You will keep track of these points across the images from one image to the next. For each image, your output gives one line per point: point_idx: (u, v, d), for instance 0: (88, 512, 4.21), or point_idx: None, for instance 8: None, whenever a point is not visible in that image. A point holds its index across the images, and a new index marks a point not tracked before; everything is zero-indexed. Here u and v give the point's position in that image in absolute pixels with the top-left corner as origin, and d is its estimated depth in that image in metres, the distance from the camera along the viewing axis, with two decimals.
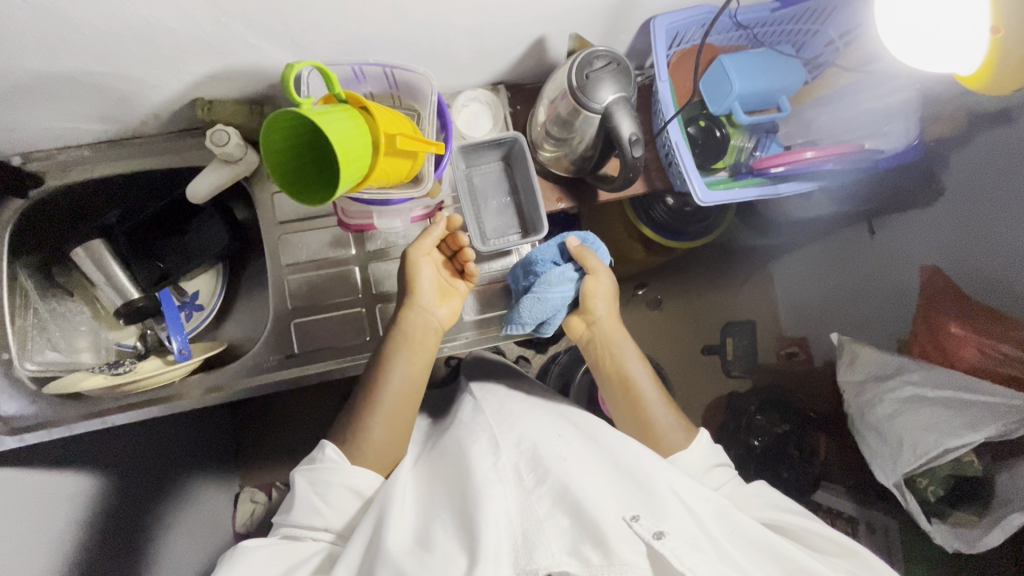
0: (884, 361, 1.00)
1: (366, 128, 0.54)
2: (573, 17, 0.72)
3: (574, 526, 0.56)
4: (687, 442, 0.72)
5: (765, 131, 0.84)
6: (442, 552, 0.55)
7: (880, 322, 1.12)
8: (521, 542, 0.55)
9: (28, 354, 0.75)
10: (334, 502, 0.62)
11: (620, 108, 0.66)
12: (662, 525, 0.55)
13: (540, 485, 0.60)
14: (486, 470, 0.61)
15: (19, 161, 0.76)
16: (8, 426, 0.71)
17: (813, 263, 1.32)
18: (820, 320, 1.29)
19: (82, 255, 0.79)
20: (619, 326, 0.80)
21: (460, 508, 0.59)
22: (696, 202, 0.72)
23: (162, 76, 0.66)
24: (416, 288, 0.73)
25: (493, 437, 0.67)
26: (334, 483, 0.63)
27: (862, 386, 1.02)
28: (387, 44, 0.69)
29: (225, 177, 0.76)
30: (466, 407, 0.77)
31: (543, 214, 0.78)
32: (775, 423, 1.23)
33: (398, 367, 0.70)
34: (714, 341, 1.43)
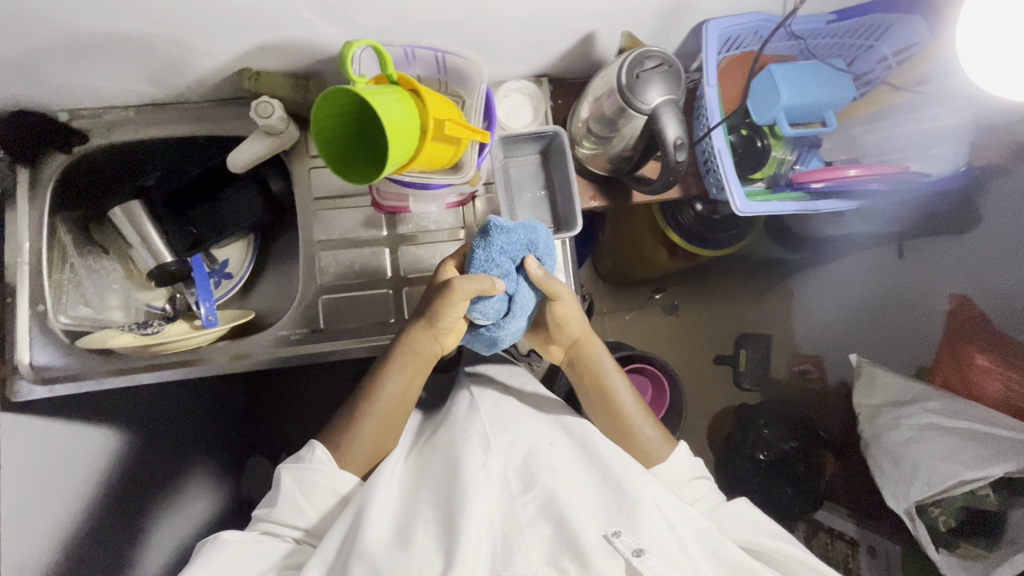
0: (902, 388, 0.99)
1: (416, 111, 0.54)
2: (627, 14, 0.71)
3: (556, 535, 0.57)
4: (668, 453, 0.74)
5: (807, 144, 0.83)
6: (422, 552, 0.56)
7: (895, 346, 1.12)
8: (500, 547, 0.56)
9: (62, 307, 0.77)
10: (313, 500, 0.63)
11: (668, 111, 0.65)
12: (643, 543, 0.57)
13: (528, 490, 0.61)
14: (475, 471, 0.62)
15: (66, 117, 0.77)
16: (37, 374, 0.72)
17: (836, 283, 1.32)
18: (836, 340, 1.29)
19: (118, 215, 0.80)
20: (597, 346, 0.79)
21: (446, 506, 0.60)
22: (734, 211, 0.71)
23: (214, 43, 0.67)
24: (439, 318, 0.68)
25: (483, 434, 0.67)
26: (319, 483, 0.64)
27: (877, 411, 1.03)
28: (439, 27, 0.69)
29: (266, 148, 0.76)
30: (456, 399, 0.77)
31: (577, 211, 0.76)
32: (782, 439, 1.21)
33: (391, 374, 0.71)
34: (727, 351, 1.43)
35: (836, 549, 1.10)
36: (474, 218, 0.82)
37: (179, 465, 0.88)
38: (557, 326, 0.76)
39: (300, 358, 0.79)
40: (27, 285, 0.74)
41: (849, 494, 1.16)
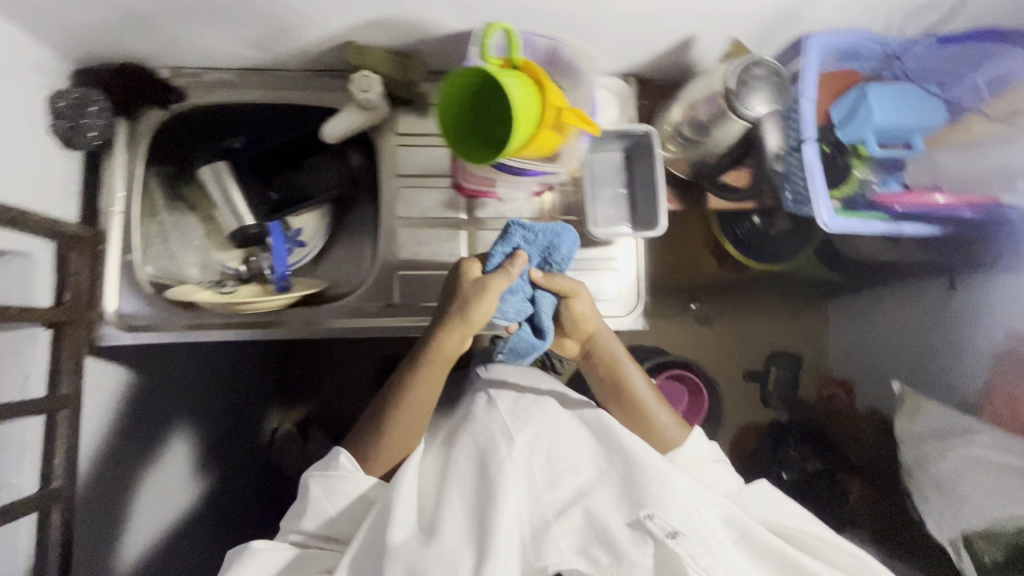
0: (948, 419, 1.00)
1: (537, 99, 0.55)
2: (733, 19, 0.72)
3: (587, 526, 0.59)
4: (684, 438, 0.75)
5: (890, 166, 0.83)
6: (458, 541, 0.57)
7: (942, 376, 1.13)
8: (531, 535, 0.59)
9: (149, 257, 0.80)
10: (339, 505, 0.63)
11: (771, 120, 0.66)
12: (677, 526, 0.58)
13: (553, 480, 0.62)
14: (503, 464, 0.62)
15: (167, 74, 0.79)
16: (123, 321, 0.75)
17: (874, 313, 1.28)
18: (870, 367, 1.28)
19: (206, 175, 0.82)
20: (610, 340, 0.79)
21: (477, 497, 0.60)
22: (820, 226, 0.72)
23: (328, 15, 0.68)
24: (467, 314, 0.68)
25: (500, 425, 0.67)
26: (346, 491, 0.63)
27: (922, 438, 1.03)
28: (547, 16, 0.70)
29: (358, 121, 0.78)
30: (474, 389, 0.76)
31: (662, 212, 0.76)
32: (807, 460, 1.26)
33: (418, 378, 0.70)
34: (758, 367, 1.35)
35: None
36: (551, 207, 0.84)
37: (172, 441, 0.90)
38: (572, 322, 0.76)
39: (370, 330, 0.81)
40: (116, 234, 0.76)
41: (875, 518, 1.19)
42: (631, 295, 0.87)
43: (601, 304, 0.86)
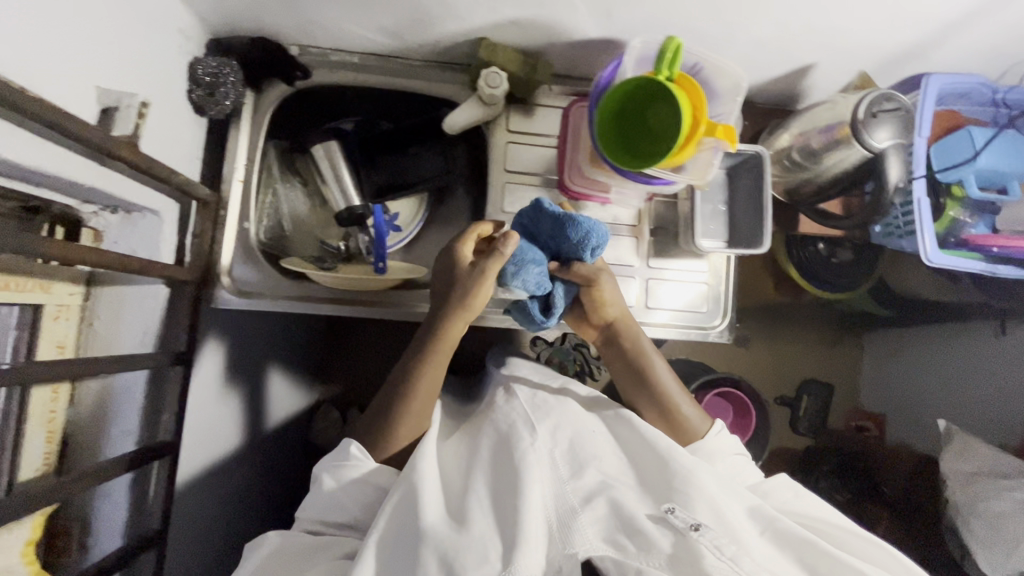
0: (998, 461, 1.02)
1: (695, 114, 0.58)
2: (857, 52, 0.74)
3: (610, 517, 0.58)
4: (706, 429, 0.75)
5: (985, 209, 0.84)
6: (480, 523, 0.55)
7: (989, 418, 1.14)
8: (556, 525, 0.58)
9: (261, 225, 0.83)
10: (349, 492, 0.62)
11: (893, 151, 0.69)
12: (699, 517, 0.57)
13: (576, 471, 0.62)
14: (528, 451, 0.62)
15: (295, 52, 0.80)
16: (235, 286, 0.78)
17: (920, 351, 1.31)
18: (907, 403, 1.31)
19: (320, 153, 0.84)
20: (632, 327, 0.80)
21: (501, 481, 0.60)
22: (922, 260, 0.75)
23: (474, 11, 0.70)
24: (469, 293, 0.71)
25: (523, 414, 0.68)
26: (359, 479, 0.63)
27: (971, 477, 1.04)
28: (681, 31, 0.72)
29: (478, 116, 0.80)
30: (495, 390, 0.78)
31: (767, 232, 0.78)
32: (836, 490, 1.28)
33: (426, 361, 0.71)
34: (789, 394, 1.41)
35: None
36: (649, 215, 0.87)
37: (242, 404, 0.89)
38: (596, 306, 0.77)
39: None
40: (234, 202, 0.78)
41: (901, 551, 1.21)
42: (715, 303, 0.88)
43: (686, 316, 0.88)
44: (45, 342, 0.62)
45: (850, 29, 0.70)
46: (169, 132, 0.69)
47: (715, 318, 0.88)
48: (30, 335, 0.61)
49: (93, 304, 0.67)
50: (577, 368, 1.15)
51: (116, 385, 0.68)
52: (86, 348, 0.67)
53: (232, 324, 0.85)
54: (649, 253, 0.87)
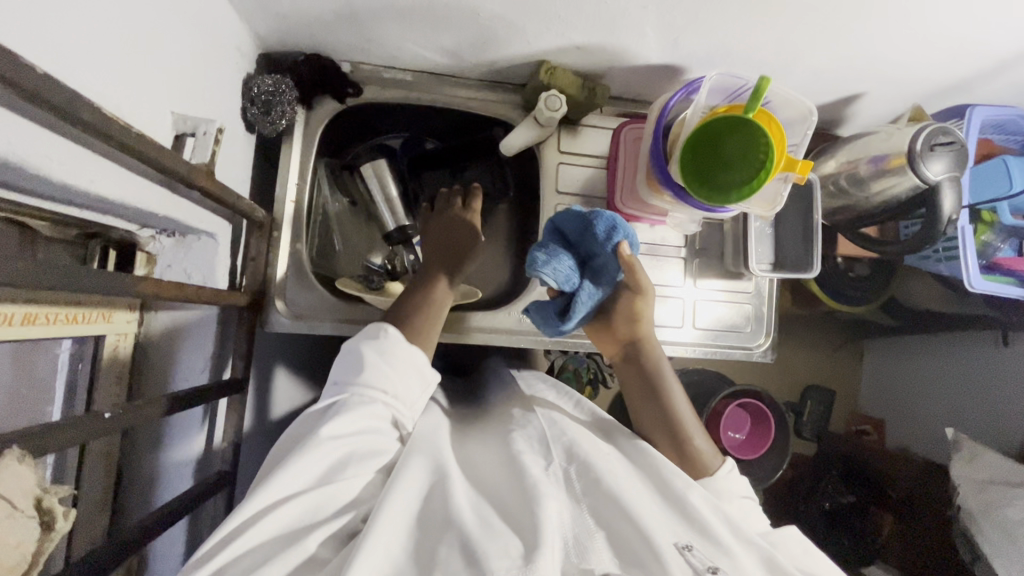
0: (1010, 469, 1.03)
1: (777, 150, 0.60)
2: (907, 84, 0.77)
3: (621, 542, 0.48)
4: (716, 466, 0.64)
5: (1017, 233, 0.86)
6: (496, 528, 0.46)
7: (996, 421, 1.14)
8: (571, 544, 0.47)
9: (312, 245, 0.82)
10: (401, 375, 0.58)
11: (948, 185, 0.71)
12: (718, 563, 0.48)
13: (592, 488, 0.52)
14: (538, 472, 0.53)
15: (347, 68, 0.79)
16: (289, 310, 0.76)
17: (921, 360, 1.31)
18: (907, 410, 1.32)
19: (367, 171, 0.83)
20: (656, 346, 0.71)
21: (508, 497, 0.51)
22: (966, 287, 0.81)
23: (540, 35, 0.70)
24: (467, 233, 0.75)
25: (541, 432, 0.59)
26: (402, 357, 0.58)
27: (983, 485, 1.04)
28: (744, 60, 0.74)
29: (535, 137, 0.81)
30: (511, 404, 0.70)
31: (819, 257, 0.82)
32: (841, 492, 1.27)
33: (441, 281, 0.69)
34: (793, 399, 1.41)
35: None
36: (699, 239, 0.88)
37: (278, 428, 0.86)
38: (628, 318, 0.70)
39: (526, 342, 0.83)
40: (286, 222, 0.76)
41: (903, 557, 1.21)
42: (758, 323, 0.90)
43: (731, 337, 0.89)
44: (105, 374, 0.61)
45: (906, 64, 0.72)
46: (225, 152, 0.67)
47: (758, 338, 0.90)
48: (91, 369, 0.59)
49: (144, 336, 0.66)
50: (590, 376, 1.15)
51: (175, 419, 0.66)
52: (141, 384, 0.66)
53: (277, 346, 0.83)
54: (695, 275, 0.88)
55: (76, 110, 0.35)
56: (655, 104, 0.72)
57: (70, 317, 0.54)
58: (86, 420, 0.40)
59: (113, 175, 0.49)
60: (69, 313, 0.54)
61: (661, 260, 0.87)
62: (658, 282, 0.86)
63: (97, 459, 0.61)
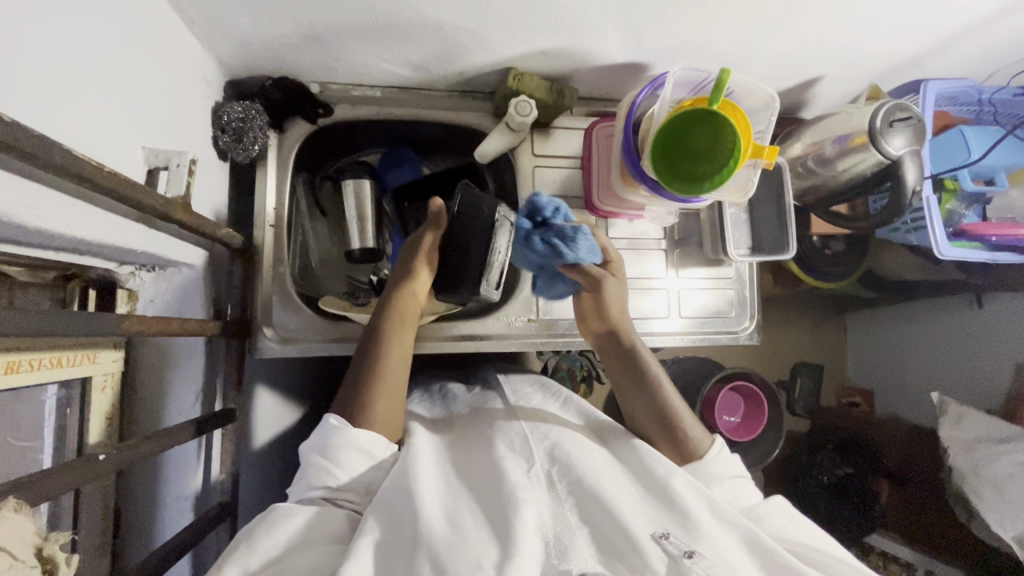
0: (995, 427, 1.05)
1: (743, 139, 0.62)
2: (862, 64, 0.79)
3: (603, 538, 0.49)
4: (700, 446, 0.64)
5: (976, 200, 0.91)
6: (470, 538, 0.46)
7: (977, 381, 1.17)
8: (552, 543, 0.48)
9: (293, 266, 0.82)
10: (346, 465, 0.55)
11: (909, 159, 0.74)
12: (695, 546, 0.48)
13: (570, 484, 0.54)
14: (520, 474, 0.53)
15: (315, 89, 0.79)
16: (277, 334, 0.75)
17: (901, 328, 1.34)
18: (893, 378, 1.35)
19: (348, 188, 0.84)
20: (629, 330, 0.74)
21: (488, 501, 0.52)
22: (935, 254, 0.83)
23: (505, 43, 0.71)
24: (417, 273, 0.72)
25: (522, 434, 0.60)
26: (346, 445, 0.55)
27: (972, 445, 1.06)
28: (705, 53, 0.75)
29: (507, 142, 0.82)
30: (497, 409, 0.70)
31: (793, 237, 0.84)
32: (837, 465, 1.26)
33: (390, 344, 0.66)
34: (785, 377, 1.44)
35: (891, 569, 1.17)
36: (677, 229, 0.89)
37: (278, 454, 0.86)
38: (596, 301, 0.74)
39: (516, 344, 0.84)
40: (266, 247, 0.76)
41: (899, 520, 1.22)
42: (741, 307, 0.92)
43: (717, 322, 0.91)
44: (94, 416, 0.60)
45: (859, 46, 0.75)
46: (198, 183, 0.67)
47: (743, 321, 0.92)
48: (79, 411, 0.59)
49: (133, 370, 0.65)
50: (584, 372, 1.16)
51: (169, 456, 0.65)
52: (133, 418, 0.65)
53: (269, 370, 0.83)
54: (675, 264, 0.89)
55: (46, 155, 0.35)
56: (624, 101, 0.73)
57: (53, 361, 0.54)
58: (81, 463, 0.40)
59: (88, 216, 0.48)
60: (51, 358, 0.54)
61: (641, 254, 0.88)
62: (641, 274, 0.88)
63: (93, 499, 0.61)
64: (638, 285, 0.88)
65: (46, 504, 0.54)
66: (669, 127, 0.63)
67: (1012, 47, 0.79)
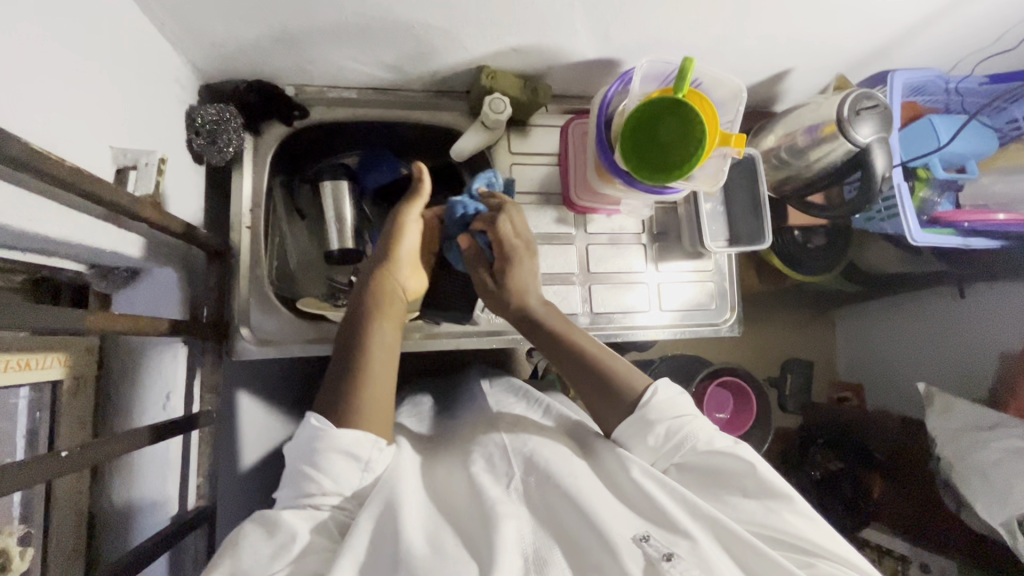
0: (980, 414, 1.02)
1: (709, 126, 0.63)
2: (829, 56, 0.81)
3: (580, 547, 0.49)
4: (640, 397, 0.62)
5: (948, 187, 0.92)
6: (450, 555, 0.46)
7: (960, 370, 1.17)
8: (531, 557, 0.47)
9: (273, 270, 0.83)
10: (330, 470, 0.52)
11: (878, 146, 0.76)
12: (675, 547, 0.49)
13: (548, 495, 0.53)
14: (498, 491, 0.53)
15: (291, 92, 0.80)
16: (254, 336, 0.75)
17: (888, 320, 1.34)
18: (881, 371, 1.35)
19: (326, 191, 0.85)
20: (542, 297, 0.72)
21: (466, 520, 0.51)
22: (909, 240, 0.84)
23: (476, 41, 0.72)
24: (396, 248, 0.70)
25: (500, 446, 0.60)
26: (326, 449, 0.53)
27: (957, 434, 1.03)
28: (675, 47, 0.77)
29: (483, 140, 0.83)
30: (478, 422, 0.69)
31: (768, 229, 0.84)
32: (829, 460, 1.23)
33: (373, 329, 0.62)
34: (774, 373, 1.45)
35: (886, 564, 1.13)
36: (656, 223, 0.90)
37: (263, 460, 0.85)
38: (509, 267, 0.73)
39: (497, 341, 0.84)
40: (244, 249, 0.76)
41: (894, 514, 1.20)
42: (722, 299, 0.92)
43: (698, 314, 0.91)
44: (65, 418, 0.59)
45: (824, 38, 0.76)
46: (172, 185, 0.67)
47: (724, 313, 0.92)
48: (50, 415, 0.58)
49: (107, 373, 0.65)
50: None
51: (145, 453, 0.65)
52: (106, 421, 0.65)
53: (253, 373, 0.83)
54: (655, 257, 0.90)
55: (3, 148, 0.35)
56: (595, 98, 0.73)
57: (21, 363, 0.54)
58: (45, 458, 0.40)
59: (52, 214, 0.48)
60: (20, 360, 0.53)
61: (621, 248, 0.89)
62: (622, 269, 0.88)
63: (65, 497, 0.61)
64: (618, 281, 0.88)
65: (16, 499, 0.55)
66: (642, 113, 0.64)
67: (974, 37, 0.80)
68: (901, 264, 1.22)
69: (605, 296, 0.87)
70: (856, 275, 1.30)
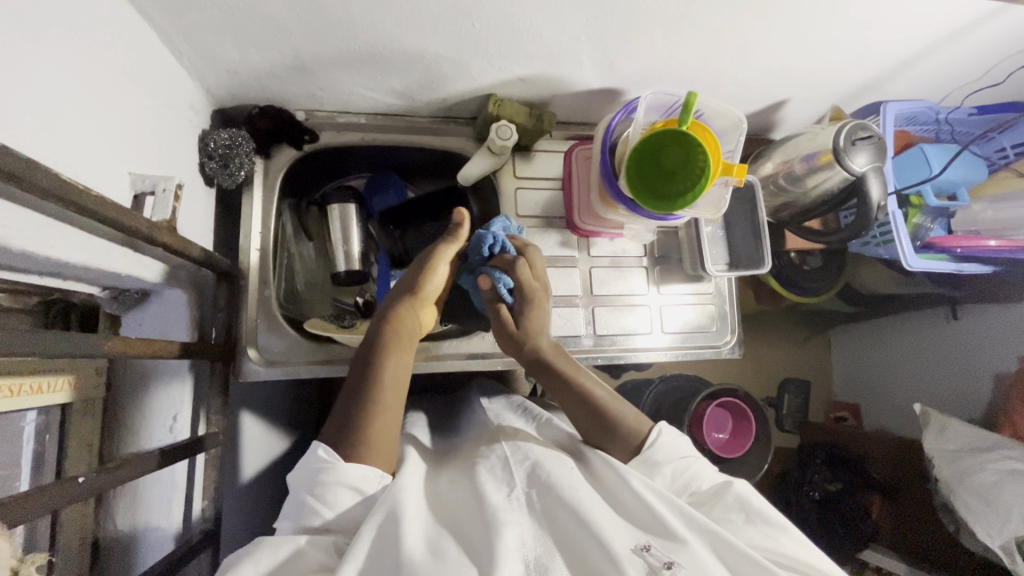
0: (975, 435, 1.03)
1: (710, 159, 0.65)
2: (824, 88, 0.84)
3: (580, 554, 0.48)
4: (641, 440, 0.63)
5: (940, 214, 0.94)
6: (450, 558, 0.46)
7: (954, 391, 1.19)
8: (532, 565, 0.47)
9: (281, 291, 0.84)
10: (334, 503, 0.52)
11: (873, 175, 0.78)
12: (674, 556, 0.48)
13: (549, 506, 0.53)
14: (499, 498, 0.54)
15: (302, 117, 0.81)
16: (261, 356, 0.76)
17: (883, 341, 1.36)
18: (877, 391, 1.37)
19: (334, 212, 0.86)
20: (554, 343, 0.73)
21: (469, 530, 0.51)
22: (904, 265, 0.87)
23: (483, 71, 0.74)
24: (422, 288, 0.72)
25: (503, 457, 0.61)
26: (332, 481, 0.53)
27: (954, 455, 1.04)
28: (677, 78, 0.79)
29: (489, 165, 0.85)
30: (479, 437, 0.69)
31: (767, 251, 0.86)
32: (829, 481, 1.23)
33: (390, 359, 0.64)
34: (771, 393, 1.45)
35: None
36: (659, 246, 0.92)
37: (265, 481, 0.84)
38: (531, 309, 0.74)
39: (502, 362, 0.85)
40: (252, 270, 0.77)
41: (894, 534, 1.19)
42: (723, 322, 0.94)
43: (700, 337, 0.93)
44: (73, 440, 0.60)
45: (820, 71, 0.79)
46: (185, 207, 0.68)
47: (724, 335, 0.94)
48: (59, 437, 0.58)
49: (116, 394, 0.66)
50: None
51: (151, 477, 0.65)
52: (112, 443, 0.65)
53: (257, 393, 0.83)
54: (657, 279, 0.91)
55: (31, 178, 0.36)
56: (599, 125, 0.75)
57: (34, 387, 0.54)
58: (59, 485, 0.40)
59: (70, 239, 0.49)
60: (33, 383, 0.54)
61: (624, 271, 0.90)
62: (624, 291, 0.90)
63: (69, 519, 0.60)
64: (621, 302, 0.89)
65: (23, 524, 0.54)
66: (646, 145, 0.65)
67: (962, 71, 0.84)
68: (894, 286, 1.25)
69: (609, 318, 0.89)
70: (852, 296, 1.32)
